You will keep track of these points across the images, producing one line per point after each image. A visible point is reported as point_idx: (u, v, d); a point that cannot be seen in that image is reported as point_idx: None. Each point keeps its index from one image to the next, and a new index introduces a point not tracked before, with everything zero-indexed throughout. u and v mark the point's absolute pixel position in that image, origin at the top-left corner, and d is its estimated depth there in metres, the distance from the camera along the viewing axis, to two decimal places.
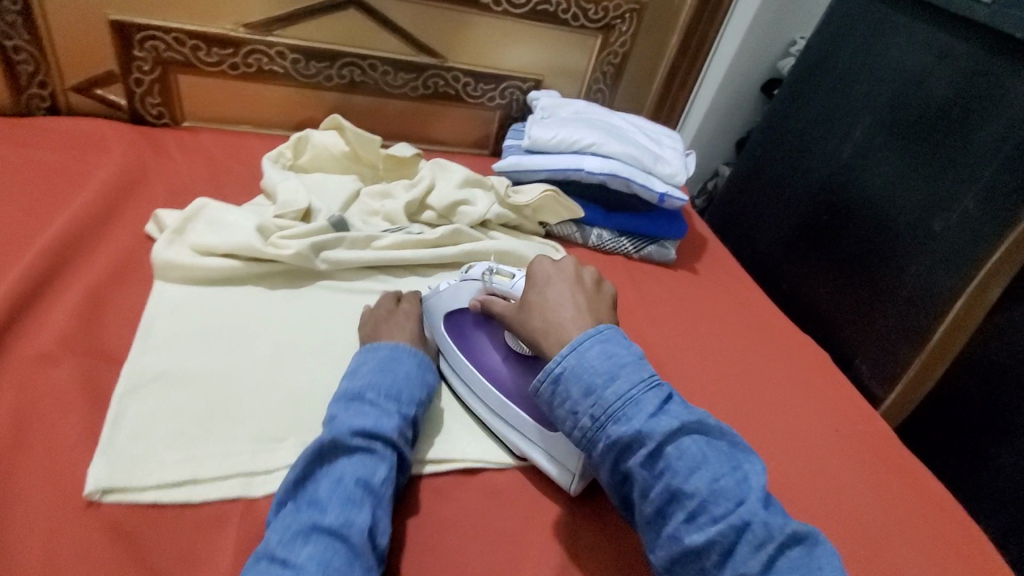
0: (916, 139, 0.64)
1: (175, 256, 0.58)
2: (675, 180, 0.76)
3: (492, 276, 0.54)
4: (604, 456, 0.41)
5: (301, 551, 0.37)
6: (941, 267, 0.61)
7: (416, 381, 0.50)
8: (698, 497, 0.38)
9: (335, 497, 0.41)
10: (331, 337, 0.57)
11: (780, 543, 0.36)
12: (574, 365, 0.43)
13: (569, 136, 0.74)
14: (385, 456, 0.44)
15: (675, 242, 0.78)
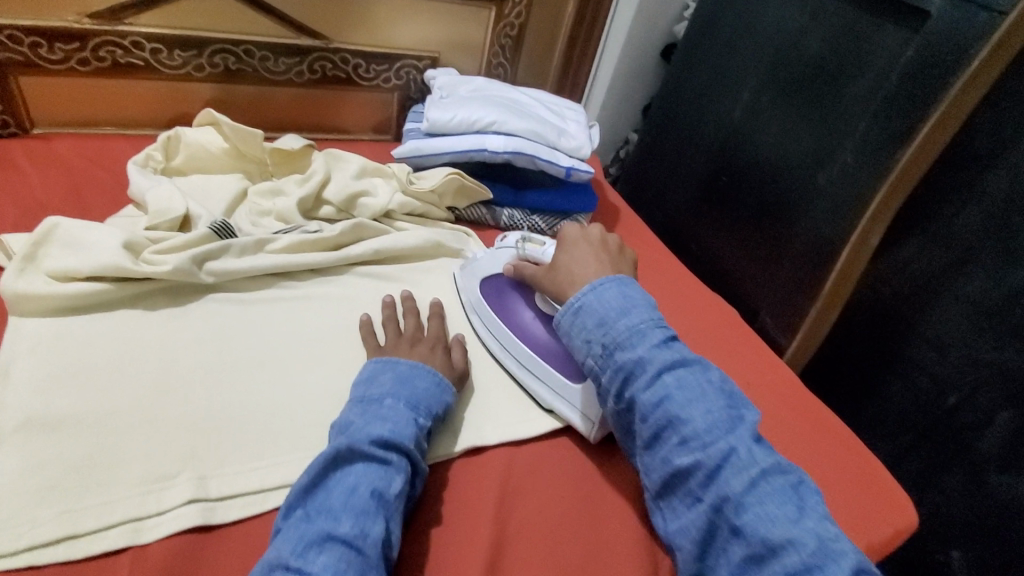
0: (799, 96, 0.67)
1: (28, 284, 0.50)
2: (580, 153, 0.75)
3: (525, 246, 0.63)
4: (611, 382, 0.46)
5: (317, 557, 0.36)
6: (828, 218, 0.65)
7: (435, 395, 0.49)
8: (694, 427, 0.41)
9: (349, 505, 0.39)
10: (230, 352, 0.52)
11: (763, 470, 0.39)
12: (592, 300, 0.48)
13: (469, 115, 0.72)
14: (402, 469, 0.43)
15: (587, 215, 0.78)
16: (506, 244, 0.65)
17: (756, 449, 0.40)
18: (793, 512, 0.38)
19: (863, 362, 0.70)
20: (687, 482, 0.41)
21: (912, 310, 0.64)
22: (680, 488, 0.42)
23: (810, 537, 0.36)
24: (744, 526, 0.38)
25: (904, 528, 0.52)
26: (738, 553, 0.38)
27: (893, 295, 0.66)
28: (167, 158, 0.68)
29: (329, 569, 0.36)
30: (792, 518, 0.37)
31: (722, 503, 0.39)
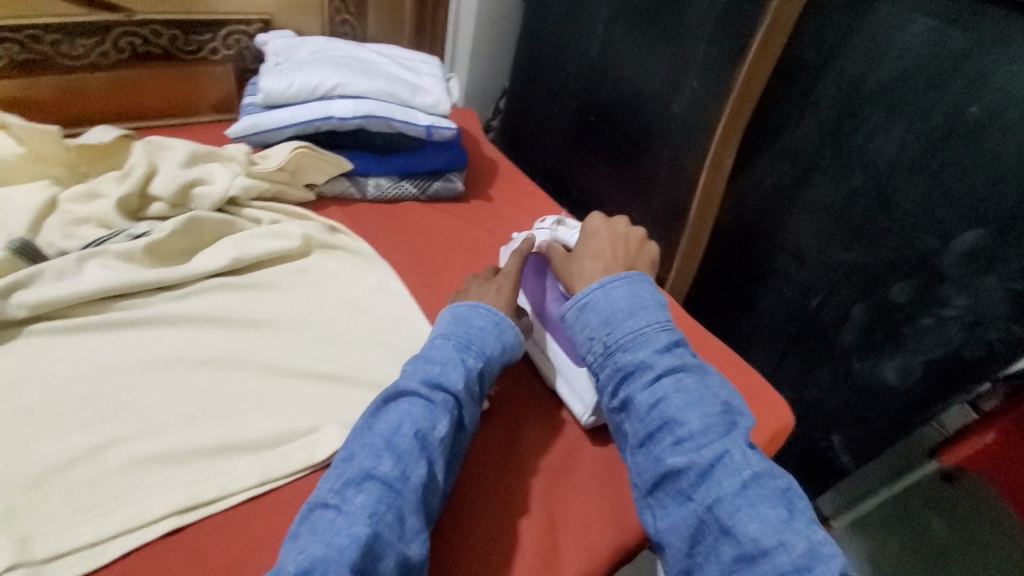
0: (644, 25, 0.70)
1: None
2: (438, 109, 0.70)
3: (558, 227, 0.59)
4: (609, 382, 0.45)
5: (357, 497, 0.36)
6: (683, 145, 0.69)
7: (493, 336, 0.48)
8: (690, 428, 0.40)
9: (389, 446, 0.39)
10: (49, 388, 0.45)
11: (757, 473, 0.38)
12: (601, 298, 0.47)
13: (307, 80, 0.65)
14: (451, 408, 0.43)
15: (460, 173, 0.75)
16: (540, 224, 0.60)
17: (752, 451, 0.39)
18: (784, 514, 0.36)
19: (742, 286, 0.74)
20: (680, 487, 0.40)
21: (775, 222, 0.67)
22: (669, 487, 0.40)
23: (799, 541, 0.35)
24: (737, 528, 0.36)
25: (781, 428, 0.57)
26: (727, 553, 0.36)
27: (750, 214, 0.70)
28: None
29: (366, 508, 0.36)
30: (782, 522, 0.36)
31: (713, 504, 0.37)
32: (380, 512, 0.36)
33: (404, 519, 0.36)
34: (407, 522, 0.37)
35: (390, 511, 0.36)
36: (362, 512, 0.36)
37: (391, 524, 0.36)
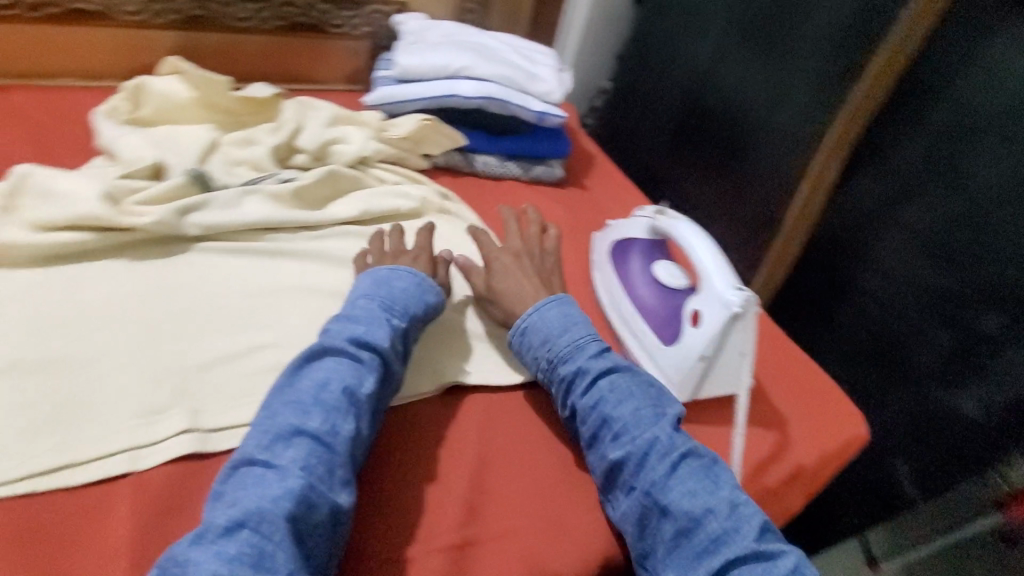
0: (1016, 203, 0.94)
1: (186, 224, 0.90)
2: (728, 295, 0.84)
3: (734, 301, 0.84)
4: (557, 386, 0.85)
5: (280, 457, 0.64)
6: (999, 311, 0.98)
7: (410, 294, 0.84)
8: (622, 427, 0.79)
9: (318, 410, 0.68)
10: (249, 365, 0.80)
11: (680, 456, 0.76)
12: (535, 321, 0.88)
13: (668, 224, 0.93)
14: (351, 400, 0.71)
15: (739, 293, 0.84)
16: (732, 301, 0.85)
17: (691, 468, 0.75)
18: (710, 489, 0.74)
19: None
20: (646, 494, 0.74)
21: None
22: (621, 480, 0.77)
23: (723, 507, 0.72)
24: (677, 506, 0.72)
25: None
26: (666, 527, 0.72)
27: None
28: (444, 199, 1.16)
29: (295, 463, 0.63)
30: (707, 494, 0.73)
31: (649, 488, 0.74)
32: (308, 466, 0.63)
33: (336, 468, 0.65)
34: (335, 476, 0.65)
35: (309, 466, 0.64)
36: (291, 463, 0.63)
37: (320, 475, 0.64)
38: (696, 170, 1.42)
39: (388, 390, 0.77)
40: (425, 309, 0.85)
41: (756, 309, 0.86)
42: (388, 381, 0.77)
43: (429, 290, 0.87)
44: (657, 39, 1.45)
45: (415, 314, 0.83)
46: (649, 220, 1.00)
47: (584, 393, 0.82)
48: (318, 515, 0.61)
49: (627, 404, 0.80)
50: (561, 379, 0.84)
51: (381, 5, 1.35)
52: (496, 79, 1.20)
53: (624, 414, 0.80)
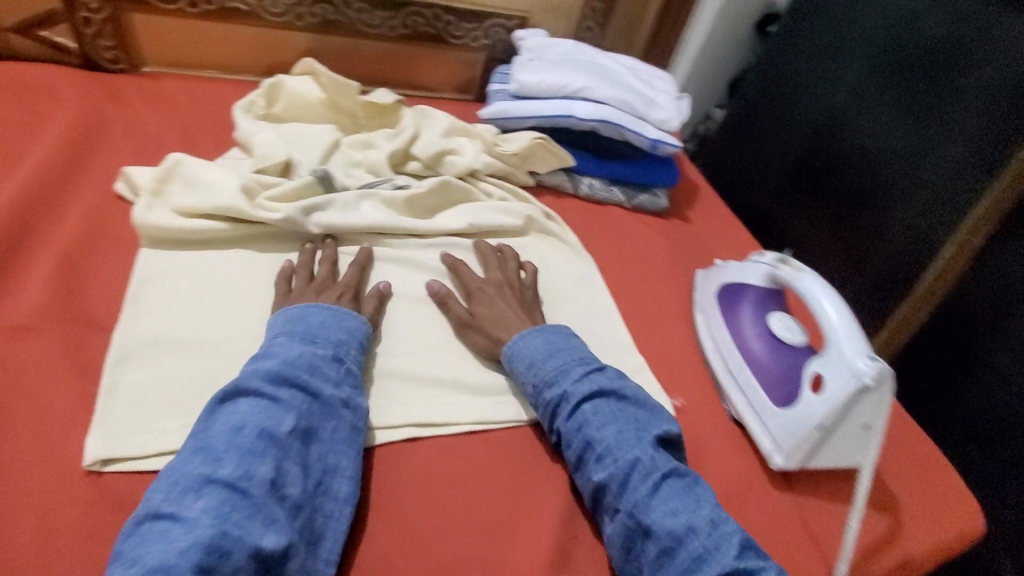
0: None
1: (310, 224, 0.93)
2: (857, 367, 0.78)
3: (862, 375, 0.78)
4: (545, 411, 0.81)
5: (187, 509, 0.57)
6: None
7: (333, 324, 0.79)
8: (604, 448, 0.75)
9: (234, 453, 0.62)
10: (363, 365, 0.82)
11: (663, 476, 0.73)
12: (519, 347, 0.85)
13: (802, 280, 0.88)
14: (276, 442, 0.64)
15: (872, 366, 0.78)
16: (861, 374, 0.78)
17: (673, 488, 0.73)
18: (691, 508, 0.71)
19: None
20: (629, 515, 0.71)
21: None
22: (606, 504, 0.74)
23: (705, 525, 0.69)
24: (660, 527, 0.69)
25: None
26: (653, 550, 0.69)
27: None
28: (551, 221, 1.15)
29: (206, 510, 0.57)
30: (689, 512, 0.70)
31: (633, 511, 0.71)
32: (219, 512, 0.57)
33: (260, 509, 0.59)
34: (257, 515, 0.58)
35: (223, 514, 0.57)
36: (202, 514, 0.56)
37: (231, 519, 0.57)
38: (814, 217, 1.31)
39: (326, 426, 0.71)
40: (355, 337, 0.80)
41: (890, 382, 0.79)
42: (325, 416, 0.71)
43: (348, 316, 0.82)
44: (782, 72, 1.35)
45: (344, 345, 0.78)
46: (769, 269, 0.94)
47: (567, 419, 0.78)
48: (236, 562, 0.55)
49: (609, 427, 0.77)
50: (545, 405, 0.81)
51: (504, 20, 1.37)
52: (614, 104, 1.18)
53: (608, 435, 0.76)
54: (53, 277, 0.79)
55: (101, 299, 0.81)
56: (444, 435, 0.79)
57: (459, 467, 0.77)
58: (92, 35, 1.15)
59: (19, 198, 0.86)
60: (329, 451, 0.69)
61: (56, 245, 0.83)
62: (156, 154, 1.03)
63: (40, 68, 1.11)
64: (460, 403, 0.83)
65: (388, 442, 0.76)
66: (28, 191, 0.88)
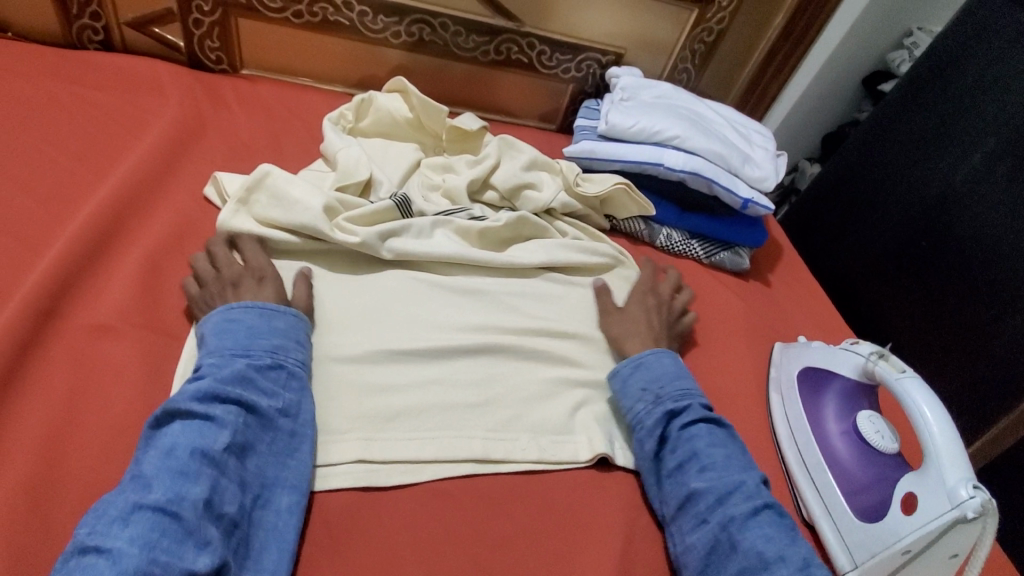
0: None
1: (384, 249, 0.92)
2: (958, 495, 0.69)
3: (962, 505, 0.69)
4: (656, 417, 0.79)
5: (112, 539, 0.51)
6: None
7: (272, 328, 0.74)
8: (712, 462, 0.74)
9: (164, 475, 0.57)
10: (428, 398, 0.79)
11: (764, 503, 0.70)
12: (651, 357, 0.85)
13: (905, 385, 0.79)
14: (213, 461, 0.60)
15: (977, 496, 0.69)
16: (960, 503, 0.69)
17: (772, 519, 0.69)
18: (789, 541, 0.67)
19: None
20: (719, 528, 0.69)
21: None
22: (691, 512, 0.72)
23: (798, 561, 0.65)
24: (749, 547, 0.66)
25: None
26: (734, 566, 0.66)
27: None
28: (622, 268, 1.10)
29: (133, 540, 0.52)
30: (784, 545, 0.67)
31: (726, 521, 0.69)
32: (150, 538, 0.52)
33: (195, 532, 0.55)
34: (189, 539, 0.54)
35: (151, 542, 0.52)
36: (129, 545, 0.51)
37: (162, 545, 0.52)
38: (911, 297, 1.18)
39: (263, 439, 0.66)
40: (294, 337, 0.75)
41: (996, 520, 0.69)
42: (264, 429, 0.67)
43: (278, 314, 0.76)
44: (894, 139, 1.23)
45: (281, 350, 0.73)
46: (863, 361, 0.86)
47: (678, 428, 0.78)
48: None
49: (719, 448, 0.76)
50: (662, 412, 0.79)
51: (599, 55, 1.33)
52: (707, 153, 1.12)
53: (717, 454, 0.75)
54: (139, 278, 0.81)
55: (177, 304, 0.82)
56: (499, 491, 0.75)
57: (513, 530, 0.71)
58: (200, 35, 1.18)
59: (117, 194, 0.90)
60: (267, 464, 0.65)
61: (144, 245, 0.86)
62: (244, 160, 1.05)
63: (149, 63, 1.16)
64: (520, 451, 0.78)
65: (443, 491, 0.72)
66: (126, 188, 0.91)
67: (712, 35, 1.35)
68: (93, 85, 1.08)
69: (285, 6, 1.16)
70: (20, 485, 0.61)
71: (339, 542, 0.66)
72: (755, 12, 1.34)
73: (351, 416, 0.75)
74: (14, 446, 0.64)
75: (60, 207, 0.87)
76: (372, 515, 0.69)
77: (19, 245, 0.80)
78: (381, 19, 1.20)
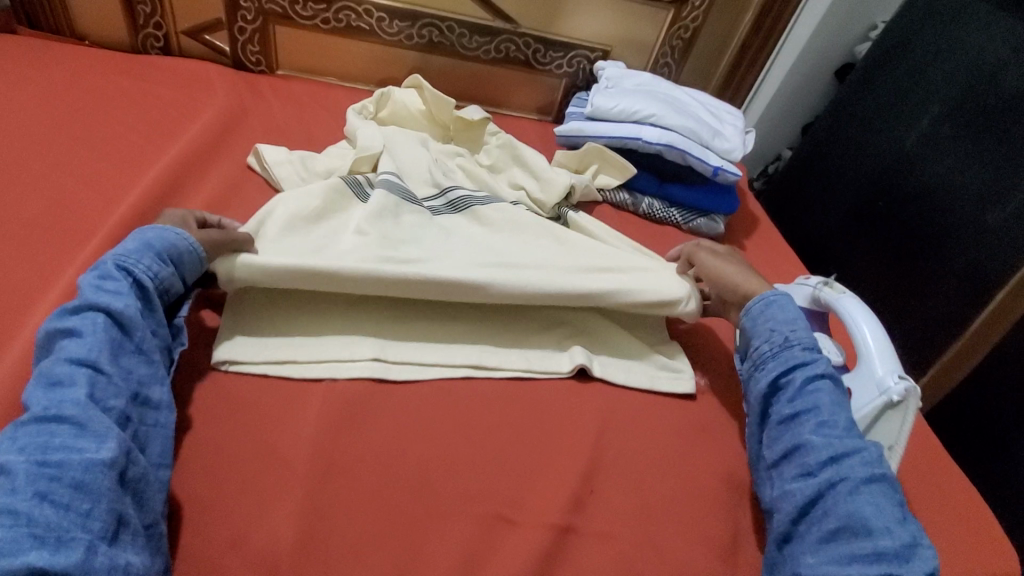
0: None
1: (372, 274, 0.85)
2: (884, 383, 0.80)
3: (889, 392, 0.80)
4: (780, 363, 0.83)
5: (2, 457, 0.56)
6: None
7: (125, 246, 0.76)
8: (832, 421, 0.77)
9: (39, 396, 0.61)
10: (432, 317, 0.93)
11: (882, 472, 0.72)
12: (784, 300, 0.89)
13: (847, 305, 0.90)
14: (87, 365, 0.64)
15: (903, 384, 0.80)
16: (888, 392, 0.80)
17: (885, 491, 0.71)
18: (899, 514, 0.69)
19: None
20: (826, 485, 0.72)
21: None
22: (798, 460, 0.76)
23: (905, 534, 0.67)
24: (856, 509, 0.69)
25: None
26: (834, 521, 0.70)
27: None
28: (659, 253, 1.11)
29: (21, 451, 0.56)
30: (891, 513, 0.69)
31: (836, 479, 0.72)
32: (41, 444, 0.57)
33: (85, 424, 0.59)
34: (83, 432, 0.59)
35: (42, 446, 0.57)
36: (17, 456, 0.56)
37: (52, 449, 0.57)
38: (874, 252, 1.30)
39: (130, 343, 0.70)
40: (152, 247, 0.76)
41: (919, 404, 0.80)
42: (128, 331, 0.70)
43: (140, 229, 0.79)
44: (855, 115, 1.36)
45: (129, 259, 0.74)
46: (811, 290, 0.97)
47: (801, 379, 0.81)
48: (75, 478, 0.56)
49: (842, 411, 0.78)
50: (787, 358, 0.83)
51: (588, 52, 1.51)
52: (680, 128, 1.27)
53: (839, 415, 0.77)
54: None
55: None
56: (490, 388, 0.88)
57: (503, 420, 0.84)
58: (243, 41, 1.39)
59: (175, 163, 1.08)
60: (135, 366, 0.69)
61: (199, 199, 1.03)
62: (279, 140, 1.24)
63: (200, 64, 1.37)
64: (510, 360, 0.91)
65: (443, 386, 0.86)
66: (182, 158, 1.09)
67: (689, 32, 1.51)
68: (154, 81, 1.28)
69: (315, 14, 1.36)
70: None
71: (359, 417, 0.79)
72: (726, 11, 1.50)
73: (369, 327, 0.89)
74: None
75: (131, 171, 1.05)
76: (385, 399, 0.82)
77: (100, 197, 0.98)
78: (396, 24, 1.39)
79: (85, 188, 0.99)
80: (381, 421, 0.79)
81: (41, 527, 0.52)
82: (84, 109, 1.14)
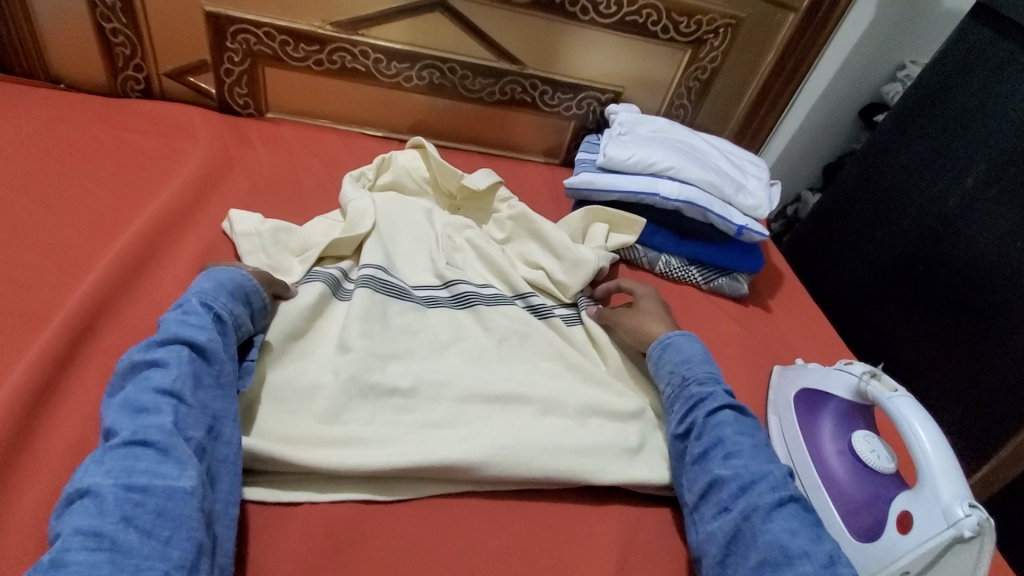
0: None
1: (364, 459, 0.73)
2: (952, 513, 0.69)
3: (957, 523, 0.68)
4: (683, 402, 0.85)
5: (89, 478, 0.58)
6: None
7: (209, 283, 0.80)
8: (733, 449, 0.77)
9: (128, 415, 0.63)
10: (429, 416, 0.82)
11: (789, 495, 0.72)
12: (681, 339, 0.94)
13: (902, 408, 0.79)
14: (170, 395, 0.65)
15: (975, 515, 0.69)
16: (956, 523, 0.68)
17: (797, 513, 0.71)
18: (813, 537, 0.68)
19: None
20: (742, 517, 0.70)
21: None
22: (713, 499, 0.75)
23: (823, 556, 0.66)
24: (773, 538, 0.67)
25: None
26: (755, 557, 0.67)
27: None
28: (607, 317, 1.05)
29: (109, 475, 0.57)
30: (808, 539, 0.68)
31: (749, 512, 0.70)
32: (124, 471, 0.58)
33: (169, 450, 0.60)
34: (167, 458, 0.60)
35: (127, 469, 0.58)
36: (104, 479, 0.57)
37: (138, 472, 0.58)
38: (919, 325, 1.19)
39: (210, 373, 0.71)
40: (227, 287, 0.80)
41: (994, 537, 0.68)
42: (209, 362, 0.71)
43: (224, 270, 0.84)
44: (893, 166, 1.25)
45: (209, 297, 0.77)
46: (856, 381, 0.87)
47: (703, 415, 0.82)
48: (157, 505, 0.57)
49: (745, 437, 0.79)
50: (689, 396, 0.85)
51: (599, 93, 1.41)
52: (702, 184, 1.17)
53: (743, 442, 0.78)
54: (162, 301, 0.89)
55: None
56: (495, 504, 0.77)
57: (509, 544, 0.73)
58: (230, 83, 1.30)
59: (149, 226, 0.98)
60: (211, 397, 0.69)
61: (173, 270, 0.93)
62: (265, 195, 1.14)
63: (183, 109, 1.27)
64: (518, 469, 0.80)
65: (440, 503, 0.75)
66: (156, 220, 0.99)
67: (706, 73, 1.42)
68: (132, 128, 1.19)
69: (307, 56, 1.26)
70: (47, 490, 0.65)
71: (343, 548, 0.69)
72: (749, 50, 1.40)
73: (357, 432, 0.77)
74: (44, 453, 0.68)
75: (99, 237, 0.95)
76: (373, 525, 0.71)
77: (59, 271, 0.88)
78: (394, 65, 1.29)
79: (46, 258, 0.89)
80: (368, 554, 0.69)
81: (120, 556, 0.53)
82: (52, 164, 1.04)
